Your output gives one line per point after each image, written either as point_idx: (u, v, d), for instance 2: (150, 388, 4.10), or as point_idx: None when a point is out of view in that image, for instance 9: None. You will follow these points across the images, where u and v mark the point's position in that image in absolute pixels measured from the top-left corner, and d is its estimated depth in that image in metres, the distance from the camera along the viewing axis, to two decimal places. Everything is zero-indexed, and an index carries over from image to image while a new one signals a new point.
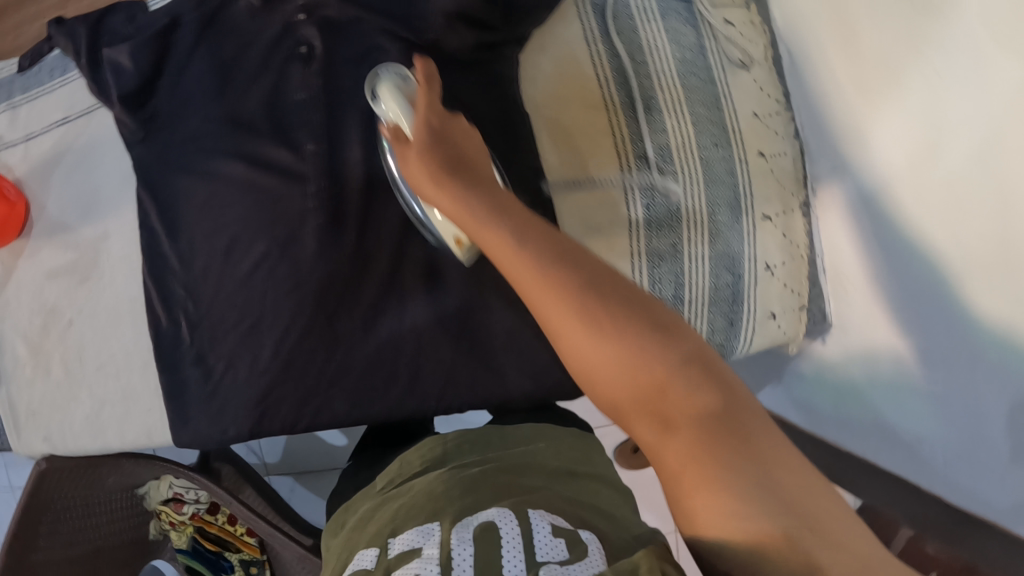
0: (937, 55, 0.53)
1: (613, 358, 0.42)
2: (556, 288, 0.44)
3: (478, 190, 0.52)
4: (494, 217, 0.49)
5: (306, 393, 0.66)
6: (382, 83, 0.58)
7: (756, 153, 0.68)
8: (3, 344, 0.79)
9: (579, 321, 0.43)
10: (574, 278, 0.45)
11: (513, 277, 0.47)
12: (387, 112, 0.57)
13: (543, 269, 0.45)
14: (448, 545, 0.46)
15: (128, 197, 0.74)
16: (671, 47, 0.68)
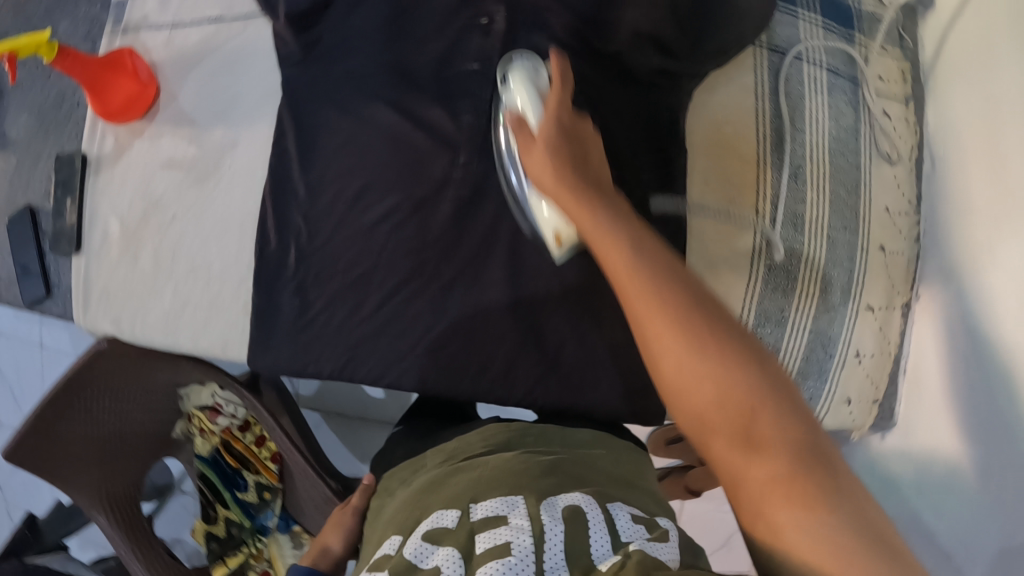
0: None
1: (710, 378, 0.42)
2: (657, 300, 0.45)
3: (576, 175, 0.53)
4: (608, 216, 0.50)
5: (399, 351, 0.68)
6: (516, 71, 0.60)
7: (877, 247, 0.70)
8: (95, 219, 0.79)
9: (668, 317, 0.44)
10: (656, 271, 0.46)
11: (617, 282, 0.47)
12: (518, 102, 0.59)
13: (652, 282, 0.45)
14: (540, 520, 0.43)
15: (262, 109, 0.74)
16: (830, 123, 0.69)
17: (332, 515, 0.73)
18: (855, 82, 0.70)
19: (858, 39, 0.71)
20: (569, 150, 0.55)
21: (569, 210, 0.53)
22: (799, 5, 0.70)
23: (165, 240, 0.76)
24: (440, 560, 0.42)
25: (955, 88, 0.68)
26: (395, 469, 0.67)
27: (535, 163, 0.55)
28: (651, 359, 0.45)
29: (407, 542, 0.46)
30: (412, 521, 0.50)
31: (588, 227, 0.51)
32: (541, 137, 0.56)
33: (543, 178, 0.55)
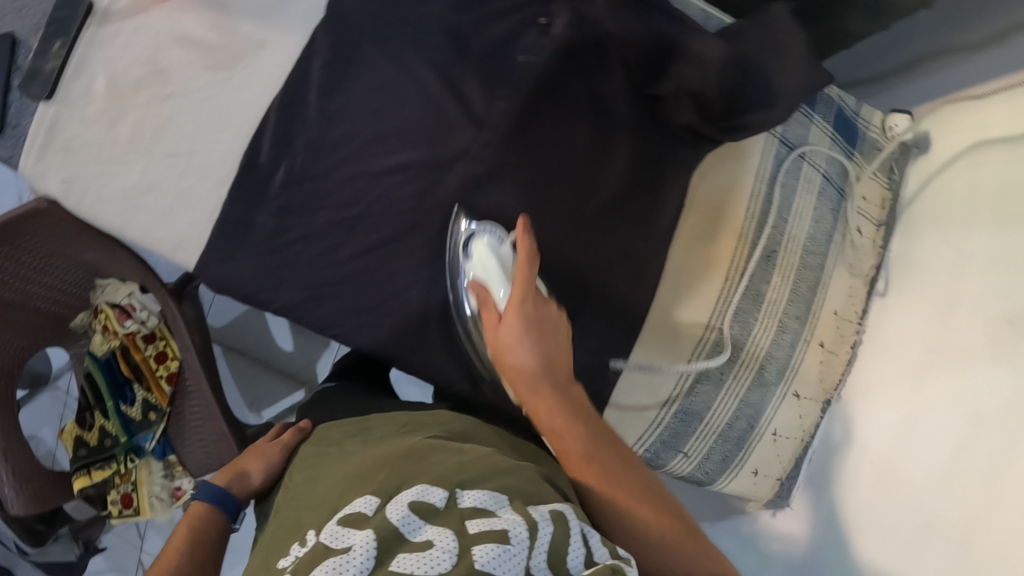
0: (965, 371, 0.66)
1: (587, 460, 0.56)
2: (546, 398, 0.59)
3: (541, 336, 0.61)
4: (524, 334, 0.61)
5: (362, 304, 0.67)
6: (478, 239, 0.65)
7: (818, 343, 0.76)
8: (82, 69, 0.74)
9: (606, 475, 0.55)
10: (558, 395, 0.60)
11: (517, 381, 0.61)
12: (478, 272, 0.65)
13: (539, 379, 0.60)
14: (534, 517, 0.47)
15: (302, 21, 0.71)
16: (811, 222, 0.76)
17: (256, 450, 0.72)
18: (842, 195, 0.78)
19: (856, 158, 0.79)
20: (548, 308, 0.63)
21: (531, 401, 0.60)
22: (817, 111, 0.77)
23: (153, 118, 0.72)
24: (433, 533, 0.46)
25: (926, 228, 0.76)
26: (338, 424, 0.70)
27: (512, 349, 0.61)
28: (616, 526, 0.53)
29: (391, 507, 0.49)
30: (392, 486, 0.52)
31: (540, 403, 0.59)
32: (513, 299, 0.61)
33: (512, 355, 0.61)
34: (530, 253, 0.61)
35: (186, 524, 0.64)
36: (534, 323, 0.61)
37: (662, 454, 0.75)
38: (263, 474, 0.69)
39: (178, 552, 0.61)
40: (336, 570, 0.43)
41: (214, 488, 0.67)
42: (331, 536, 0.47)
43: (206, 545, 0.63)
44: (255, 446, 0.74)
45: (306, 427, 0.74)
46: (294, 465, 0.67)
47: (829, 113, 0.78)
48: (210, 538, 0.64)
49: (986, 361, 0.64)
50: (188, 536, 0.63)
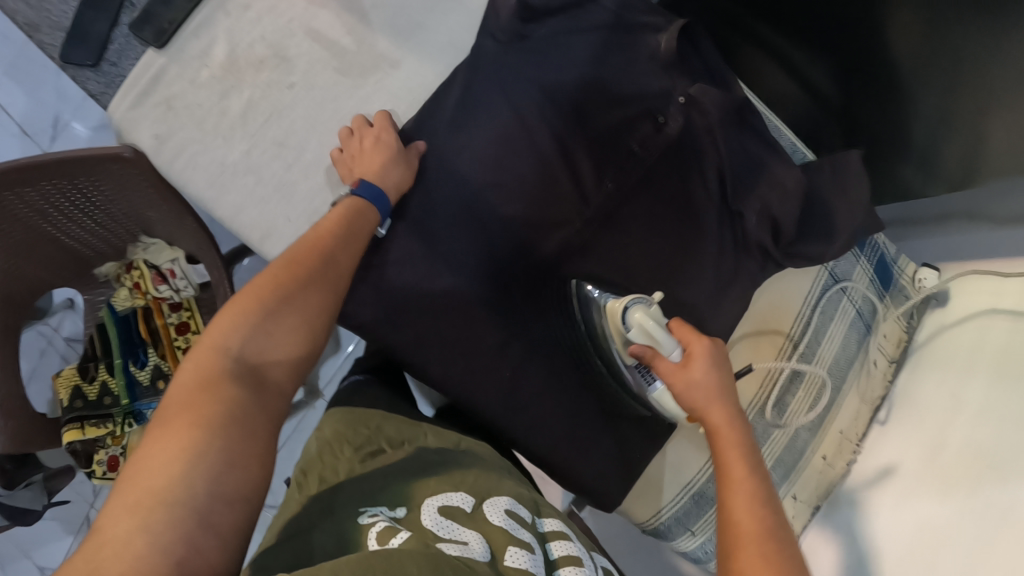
0: (970, 496, 0.70)
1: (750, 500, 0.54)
2: (733, 442, 0.58)
3: (721, 379, 0.62)
4: (716, 378, 0.62)
5: (439, 337, 0.70)
6: (636, 307, 0.64)
7: (819, 455, 0.84)
8: (203, 30, 0.74)
9: (750, 499, 0.54)
10: (744, 447, 0.58)
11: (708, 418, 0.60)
12: (637, 339, 0.64)
13: (729, 421, 0.60)
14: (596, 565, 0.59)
15: (440, 53, 0.74)
16: (839, 348, 0.84)
17: (344, 217, 0.63)
18: (868, 329, 0.87)
19: (885, 300, 0.88)
20: (726, 363, 0.63)
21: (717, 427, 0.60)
22: (863, 253, 0.87)
23: (269, 102, 0.72)
24: (530, 537, 0.55)
25: (930, 371, 0.85)
26: (391, 419, 0.74)
27: (698, 387, 0.61)
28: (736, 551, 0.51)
29: (490, 508, 0.57)
30: (481, 491, 0.59)
31: (711, 413, 0.60)
32: (696, 356, 0.63)
33: (696, 390, 0.61)
34: (700, 335, 0.64)
35: (340, 216, 0.63)
36: (714, 369, 0.62)
37: (671, 529, 0.78)
38: (367, 238, 0.64)
39: (290, 271, 0.57)
40: (464, 551, 0.49)
41: (373, 189, 0.65)
42: (444, 525, 0.52)
43: (314, 280, 0.58)
44: (370, 138, 0.68)
45: (422, 143, 0.70)
46: (344, 430, 0.71)
47: (873, 257, 0.88)
48: (331, 265, 0.59)
49: (978, 491, 0.70)
50: (314, 251, 0.59)
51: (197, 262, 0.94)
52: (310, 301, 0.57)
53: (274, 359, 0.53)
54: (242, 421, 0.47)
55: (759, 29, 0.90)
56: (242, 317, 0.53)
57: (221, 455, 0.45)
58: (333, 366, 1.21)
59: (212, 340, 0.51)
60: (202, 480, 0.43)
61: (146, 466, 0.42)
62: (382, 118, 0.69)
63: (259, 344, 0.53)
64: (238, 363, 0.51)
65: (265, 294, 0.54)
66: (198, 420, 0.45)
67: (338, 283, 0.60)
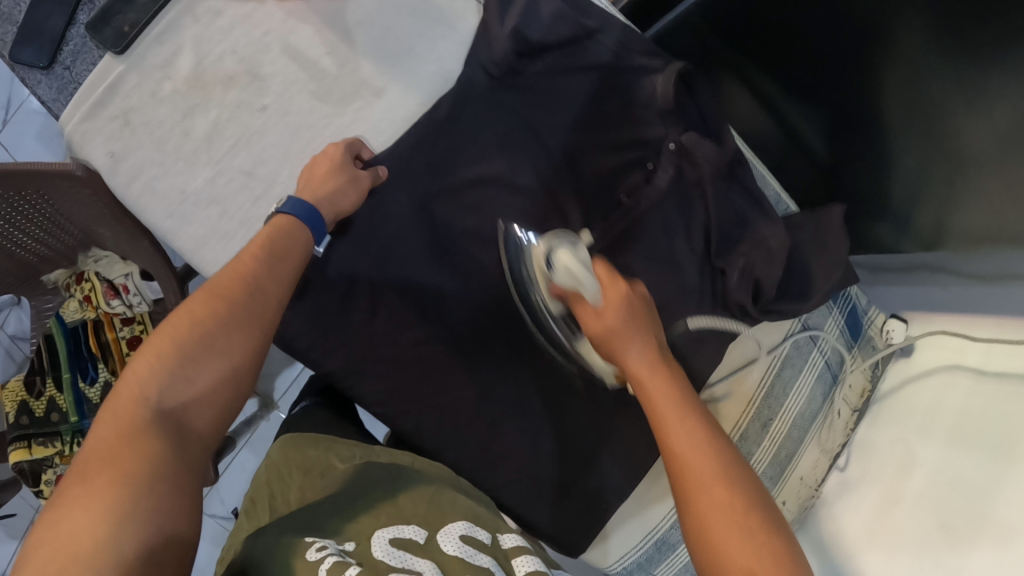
0: (931, 553, 0.72)
1: (701, 446, 0.49)
2: (662, 384, 0.52)
3: (639, 319, 0.57)
4: (635, 328, 0.55)
5: (411, 388, 0.68)
6: (558, 249, 0.59)
7: (779, 502, 0.86)
8: (167, 38, 0.68)
9: (697, 442, 0.49)
10: (676, 386, 0.53)
11: (632, 370, 0.54)
12: (561, 277, 0.58)
13: (653, 359, 0.54)
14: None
15: (429, 84, 0.70)
16: (805, 399, 0.86)
17: (268, 234, 0.57)
18: (834, 380, 0.89)
19: (853, 351, 0.90)
20: (637, 298, 0.58)
21: (641, 368, 0.54)
22: (836, 305, 0.89)
23: (237, 125, 0.67)
24: (490, 563, 0.50)
25: (887, 423, 0.88)
26: (344, 442, 0.71)
27: (617, 335, 0.55)
28: (693, 508, 0.47)
29: (446, 538, 0.52)
30: (430, 516, 0.56)
31: (636, 363, 0.54)
32: (611, 300, 0.57)
33: (615, 337, 0.55)
34: (617, 277, 0.58)
35: (267, 234, 0.57)
36: (630, 310, 0.57)
37: None
38: (301, 260, 0.58)
39: (213, 301, 0.51)
40: None
41: (304, 205, 0.60)
42: (397, 556, 0.48)
43: (244, 312, 0.52)
44: (317, 155, 0.64)
45: (382, 172, 0.66)
46: (294, 453, 0.70)
47: (843, 309, 0.89)
48: (260, 294, 0.54)
49: (928, 551, 0.72)
50: (240, 274, 0.54)
51: (153, 278, 0.89)
52: (244, 332, 0.51)
53: (202, 398, 0.48)
54: (166, 475, 0.43)
55: (757, 79, 0.91)
56: (162, 358, 0.47)
57: (146, 507, 0.41)
58: (287, 379, 1.15)
59: (130, 389, 0.46)
60: (128, 539, 0.39)
61: (56, 539, 0.38)
62: (344, 140, 0.66)
63: (185, 388, 0.48)
64: (161, 408, 0.46)
65: (186, 332, 0.49)
66: (118, 480, 0.41)
67: (272, 311, 0.55)
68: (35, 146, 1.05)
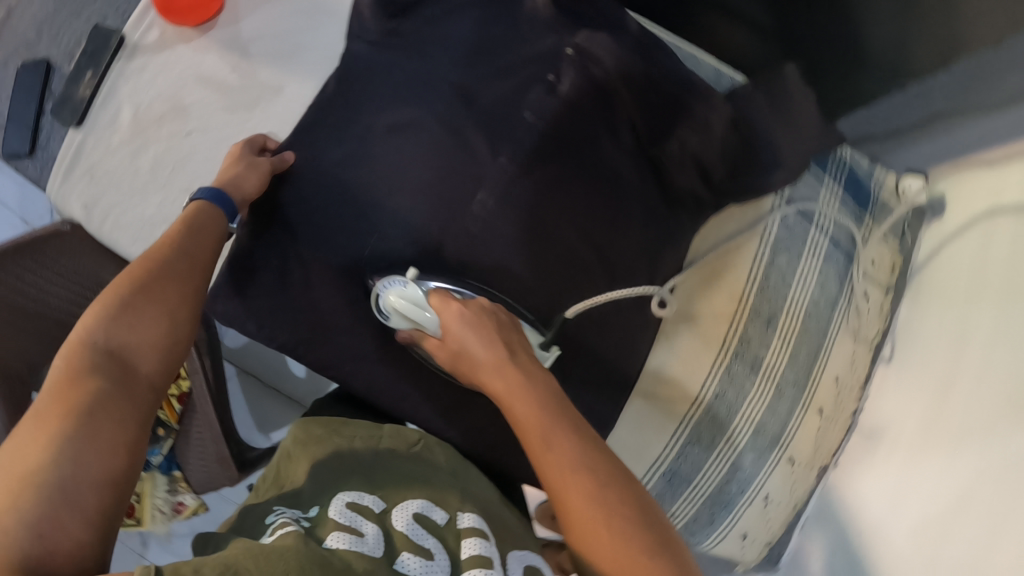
0: (983, 448, 0.59)
1: (564, 461, 0.51)
2: (525, 403, 0.54)
3: (485, 332, 0.59)
4: (492, 346, 0.58)
5: (362, 350, 0.70)
6: (387, 297, 0.64)
7: (815, 410, 0.74)
8: (109, 100, 0.79)
9: (557, 455, 0.51)
10: (537, 396, 0.54)
11: (491, 389, 0.57)
12: (401, 324, 0.64)
13: (507, 374, 0.56)
14: (509, 557, 0.53)
15: (321, 70, 0.75)
16: (816, 287, 0.74)
17: (189, 217, 0.63)
18: (850, 259, 0.76)
19: (865, 221, 0.77)
20: (481, 308, 0.61)
21: (496, 387, 0.56)
22: (827, 173, 0.76)
23: (172, 153, 0.75)
24: (434, 545, 0.51)
25: (933, 299, 0.72)
26: (355, 422, 0.69)
27: (471, 360, 0.58)
28: (566, 513, 0.50)
29: (398, 513, 0.54)
30: (395, 491, 0.57)
31: (493, 385, 0.56)
32: (447, 324, 0.60)
33: (469, 361, 0.58)
34: (448, 298, 0.61)
35: (189, 215, 0.64)
36: (473, 322, 0.60)
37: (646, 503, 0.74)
38: (220, 233, 0.64)
39: (149, 262, 0.58)
40: (351, 543, 0.48)
41: (212, 190, 0.66)
42: (345, 516, 0.51)
43: (177, 271, 0.58)
44: (227, 158, 0.71)
45: (290, 155, 0.70)
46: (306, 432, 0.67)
47: (839, 175, 0.77)
48: (189, 255, 0.60)
49: (987, 438, 0.59)
50: (168, 244, 0.60)
51: None
52: (173, 288, 0.57)
53: (141, 347, 0.53)
54: (109, 406, 0.48)
55: None
56: (100, 311, 0.53)
57: (79, 432, 0.45)
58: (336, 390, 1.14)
59: (75, 339, 0.51)
60: (66, 461, 0.43)
61: (4, 465, 0.43)
62: (247, 139, 0.71)
63: (124, 335, 0.53)
64: (105, 353, 0.51)
65: (121, 287, 0.55)
66: (63, 412, 0.46)
67: (199, 273, 0.60)
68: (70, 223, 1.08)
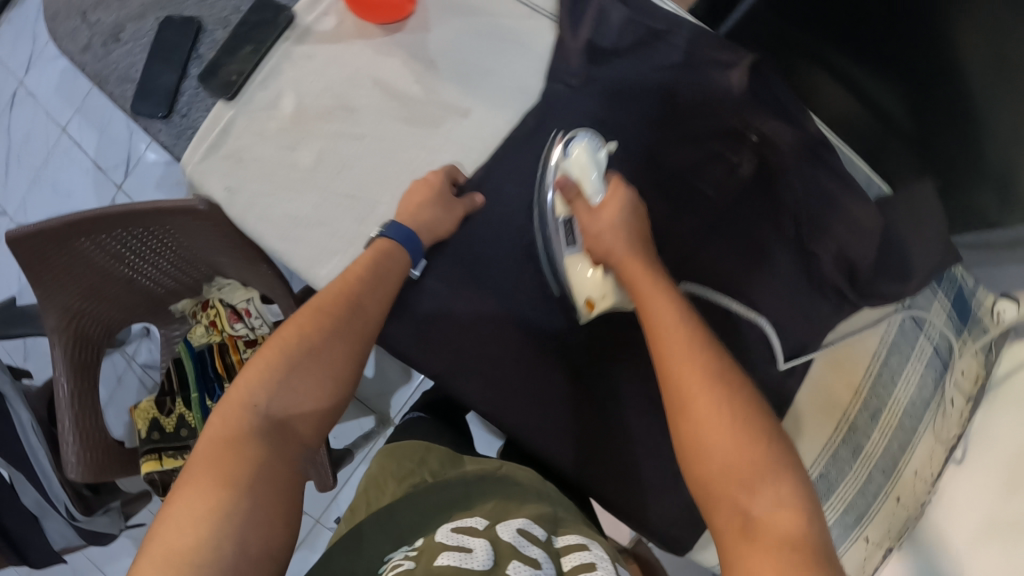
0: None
1: (705, 377, 0.48)
2: (669, 308, 0.53)
3: (640, 240, 0.60)
4: (644, 256, 0.58)
5: (514, 390, 0.70)
6: (578, 143, 0.66)
7: (895, 497, 0.82)
8: (271, 82, 0.74)
9: (699, 366, 0.48)
10: (685, 312, 0.53)
11: (635, 294, 0.56)
12: (569, 167, 0.65)
13: (662, 290, 0.55)
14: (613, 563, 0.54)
15: (511, 99, 0.72)
16: (916, 388, 0.82)
17: (374, 258, 0.61)
18: (945, 367, 0.84)
19: (963, 335, 0.85)
20: (636, 209, 0.62)
21: (638, 283, 0.56)
22: (941, 287, 0.84)
23: (338, 154, 0.72)
24: (539, 556, 0.52)
25: (1006, 409, 0.78)
26: (437, 449, 0.76)
27: (612, 238, 0.59)
28: (690, 425, 0.47)
29: (501, 528, 0.55)
30: (495, 514, 0.59)
31: (635, 276, 0.57)
32: (611, 201, 0.61)
33: (608, 237, 0.59)
34: (621, 183, 0.62)
35: (376, 256, 0.61)
36: (633, 225, 0.60)
37: None
38: (397, 283, 0.61)
39: (318, 315, 0.54)
40: (461, 560, 0.49)
41: (404, 230, 0.64)
42: (453, 537, 0.53)
43: (342, 324, 0.55)
44: (417, 182, 0.68)
45: (480, 200, 0.70)
46: (390, 464, 0.76)
47: (949, 290, 0.84)
48: (358, 310, 0.56)
49: None
50: (336, 293, 0.57)
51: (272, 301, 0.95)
52: (337, 346, 0.54)
53: (298, 410, 0.51)
54: (269, 475, 0.46)
55: (836, 63, 0.86)
56: (266, 364, 0.50)
57: (242, 508, 0.43)
58: (401, 398, 1.19)
59: (241, 393, 0.49)
60: (228, 541, 0.42)
61: (170, 531, 0.42)
62: (439, 169, 0.70)
63: (285, 396, 0.50)
64: (267, 412, 0.49)
65: (288, 340, 0.52)
66: (223, 477, 0.44)
67: (365, 330, 0.56)
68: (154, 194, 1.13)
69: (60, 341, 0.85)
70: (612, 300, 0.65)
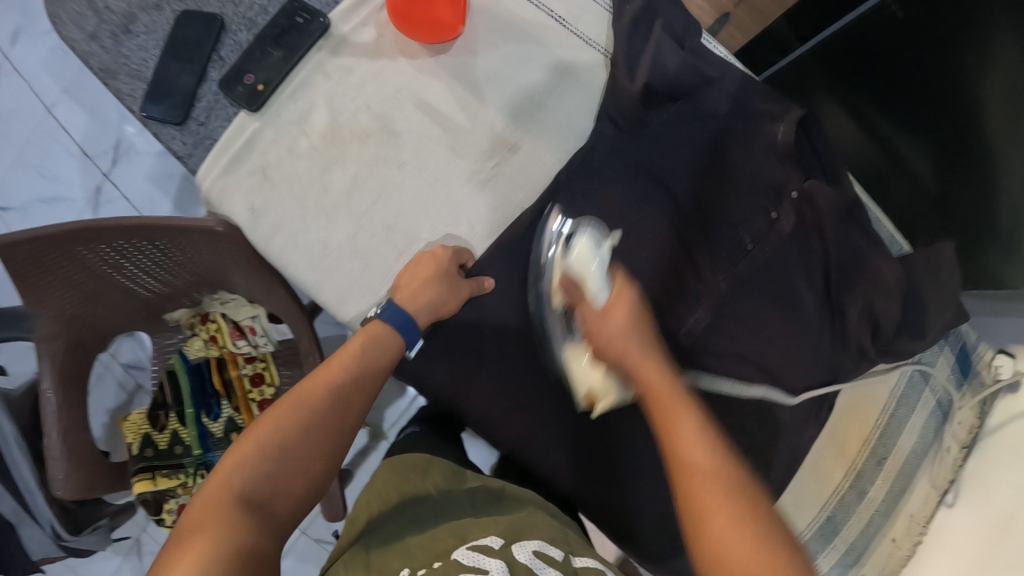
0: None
1: (732, 496, 0.44)
2: (684, 411, 0.49)
3: (644, 331, 0.56)
4: (653, 347, 0.55)
5: (541, 433, 0.71)
6: (582, 237, 0.65)
7: (890, 538, 0.85)
8: (302, 94, 0.69)
9: (718, 482, 0.44)
10: (702, 413, 0.50)
11: (647, 393, 0.52)
12: (571, 264, 0.62)
13: (677, 389, 0.51)
14: None
15: (559, 135, 0.72)
16: (917, 437, 0.85)
17: (360, 342, 0.57)
18: (944, 417, 0.88)
19: (963, 388, 0.89)
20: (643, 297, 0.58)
21: (647, 380, 0.52)
22: (947, 343, 0.87)
23: (376, 179, 0.68)
24: None
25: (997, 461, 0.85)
26: (439, 464, 0.73)
27: (614, 335, 0.54)
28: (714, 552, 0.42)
29: (517, 548, 0.53)
30: (508, 531, 0.56)
31: (644, 374, 0.52)
32: (617, 297, 0.56)
33: (614, 335, 0.54)
34: (624, 276, 0.60)
35: (360, 343, 0.57)
36: (641, 314, 0.56)
37: None
38: (385, 370, 0.58)
39: (297, 405, 0.52)
40: None
41: (399, 314, 0.60)
42: (469, 555, 0.51)
43: (321, 420, 0.53)
44: (423, 254, 0.65)
45: (489, 282, 0.68)
46: (392, 478, 0.71)
47: (954, 346, 0.88)
48: (340, 403, 0.54)
49: None
50: (318, 385, 0.54)
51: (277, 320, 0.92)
52: (315, 441, 0.52)
53: (272, 507, 0.49)
54: None
55: (866, 113, 0.88)
56: (243, 459, 0.49)
57: None
58: (396, 411, 1.16)
59: (215, 488, 0.48)
60: None
61: None
62: (451, 249, 0.67)
63: (261, 494, 0.49)
64: (240, 510, 0.47)
65: (267, 435, 0.50)
66: None
67: (344, 427, 0.54)
68: (144, 185, 1.08)
69: (49, 350, 0.78)
70: (614, 398, 0.62)
